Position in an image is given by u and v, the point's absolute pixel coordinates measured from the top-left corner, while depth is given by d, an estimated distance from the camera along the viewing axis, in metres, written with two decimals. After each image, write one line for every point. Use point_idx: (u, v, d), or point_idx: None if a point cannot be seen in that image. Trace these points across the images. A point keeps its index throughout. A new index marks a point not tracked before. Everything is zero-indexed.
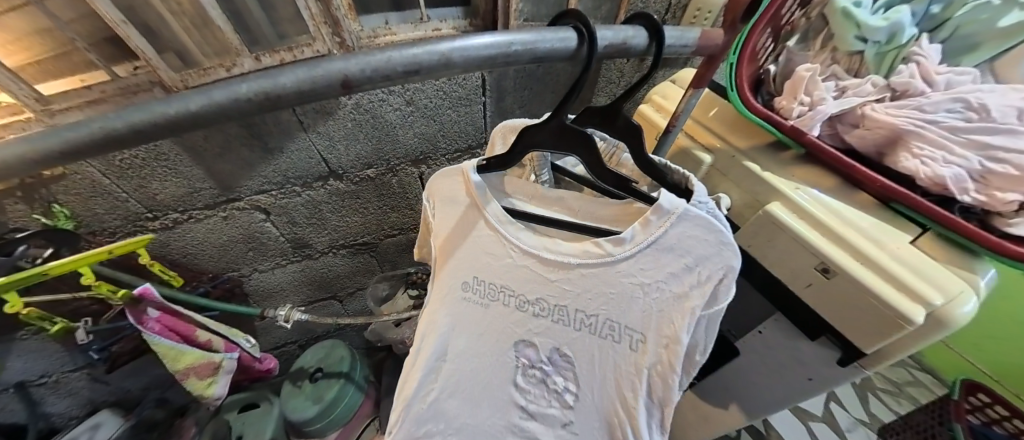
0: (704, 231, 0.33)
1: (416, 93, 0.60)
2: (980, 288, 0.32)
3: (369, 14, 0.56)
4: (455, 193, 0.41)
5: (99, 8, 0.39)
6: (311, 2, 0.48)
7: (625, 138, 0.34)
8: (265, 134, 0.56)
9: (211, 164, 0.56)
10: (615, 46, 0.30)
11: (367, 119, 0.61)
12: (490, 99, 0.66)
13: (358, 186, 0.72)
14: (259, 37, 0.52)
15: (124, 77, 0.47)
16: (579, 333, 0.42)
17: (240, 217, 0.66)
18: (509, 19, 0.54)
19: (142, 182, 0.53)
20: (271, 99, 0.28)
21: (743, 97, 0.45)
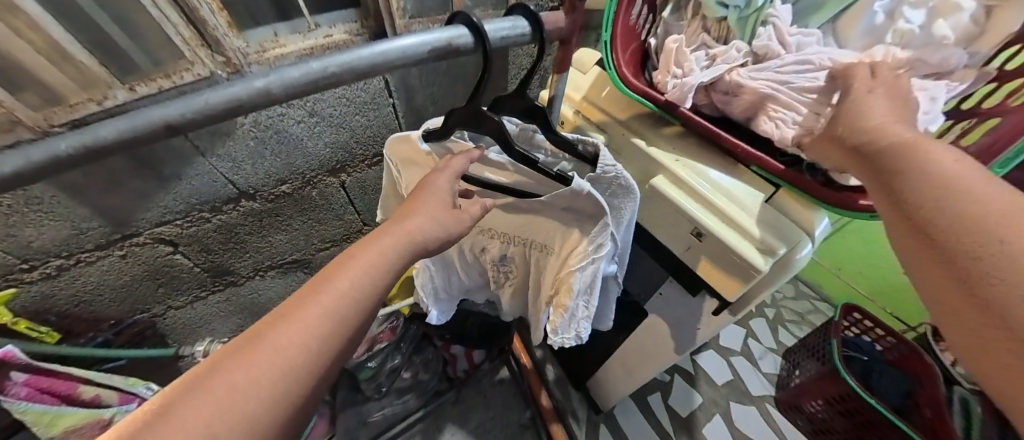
0: (622, 196, 0.39)
1: (318, 103, 0.57)
2: (813, 233, 0.38)
3: (250, 27, 0.54)
4: (409, 154, 0.44)
5: None
6: (181, 27, 0.46)
7: (494, 134, 0.35)
8: (156, 163, 0.52)
9: (98, 200, 0.51)
10: (443, 47, 0.34)
11: (270, 135, 0.57)
12: (399, 100, 0.65)
13: (275, 204, 0.69)
14: (131, 66, 0.48)
15: None
16: (516, 248, 0.52)
17: (143, 252, 0.61)
18: (393, 19, 0.51)
19: (12, 232, 0.48)
20: (90, 152, 0.30)
21: (621, 74, 0.46)
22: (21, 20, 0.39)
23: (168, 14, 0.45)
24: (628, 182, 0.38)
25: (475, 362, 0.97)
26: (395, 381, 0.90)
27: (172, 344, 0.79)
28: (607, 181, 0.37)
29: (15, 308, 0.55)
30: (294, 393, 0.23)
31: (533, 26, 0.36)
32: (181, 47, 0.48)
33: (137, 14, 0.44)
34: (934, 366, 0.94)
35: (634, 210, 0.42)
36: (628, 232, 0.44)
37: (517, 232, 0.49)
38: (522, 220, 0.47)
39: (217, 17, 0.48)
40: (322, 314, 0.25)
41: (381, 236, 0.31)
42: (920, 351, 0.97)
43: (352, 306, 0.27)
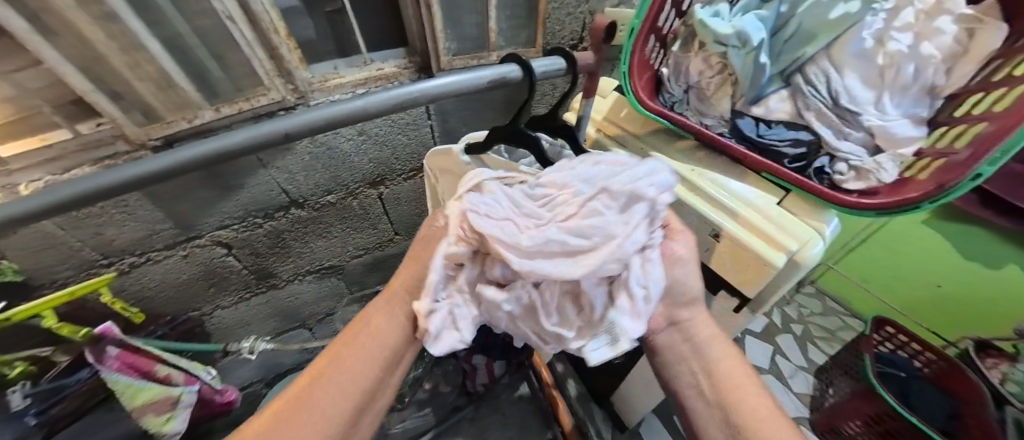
0: None
1: (367, 124, 0.66)
2: (827, 232, 0.41)
3: (314, 62, 0.64)
4: (449, 166, 0.51)
5: (72, 81, 0.44)
6: (265, 60, 0.56)
7: (527, 145, 0.42)
8: (224, 174, 0.59)
9: (172, 204, 0.58)
10: (495, 78, 0.42)
11: (323, 150, 0.65)
12: (436, 122, 0.73)
13: (320, 213, 0.76)
14: (218, 91, 0.57)
15: (87, 134, 0.52)
16: None
17: (201, 253, 0.67)
18: (439, 58, 0.60)
19: (99, 229, 0.55)
20: (225, 153, 0.40)
21: (639, 98, 0.52)
22: (140, 55, 0.47)
23: (256, 51, 0.54)
24: None
25: (496, 374, 0.98)
26: (416, 392, 0.94)
27: (216, 343, 0.84)
28: None
29: (91, 300, 0.61)
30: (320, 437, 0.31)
31: (568, 61, 0.43)
32: (262, 76, 0.57)
33: (227, 50, 0.53)
34: (981, 386, 0.88)
35: None
36: None
37: None
38: None
39: (289, 52, 0.57)
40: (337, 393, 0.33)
41: (372, 317, 0.37)
42: (958, 364, 0.93)
43: (356, 369, 0.35)
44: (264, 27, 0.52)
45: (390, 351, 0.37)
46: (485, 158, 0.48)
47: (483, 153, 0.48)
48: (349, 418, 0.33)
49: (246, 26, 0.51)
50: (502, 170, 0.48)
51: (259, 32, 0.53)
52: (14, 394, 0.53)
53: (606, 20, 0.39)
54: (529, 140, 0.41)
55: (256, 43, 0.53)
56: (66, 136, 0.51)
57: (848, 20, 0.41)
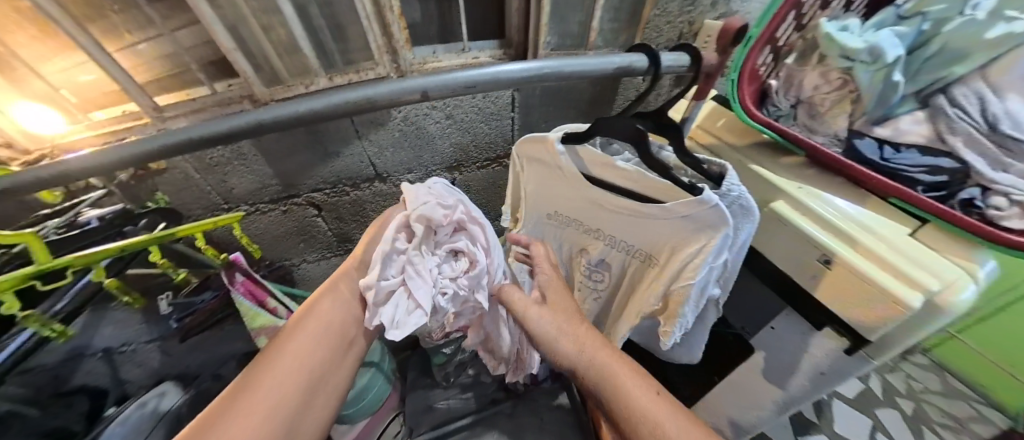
0: (743, 217, 0.41)
1: (455, 108, 0.70)
2: (980, 276, 0.35)
3: (417, 45, 0.70)
4: (539, 155, 0.53)
5: (219, 38, 0.55)
6: (378, 36, 0.64)
7: (630, 138, 0.42)
8: (327, 141, 0.66)
9: (281, 163, 0.66)
10: (623, 67, 0.51)
11: (412, 129, 0.71)
12: (518, 114, 0.75)
13: (399, 188, 0.81)
14: (333, 62, 0.66)
15: (220, 91, 0.65)
16: (620, 252, 0.56)
17: (297, 211, 0.75)
18: (538, 49, 0.66)
19: (224, 178, 0.64)
20: (368, 102, 0.50)
21: (746, 108, 0.51)
22: (278, 19, 0.56)
23: (372, 25, 0.62)
24: (748, 203, 0.40)
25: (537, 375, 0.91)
26: (460, 374, 0.94)
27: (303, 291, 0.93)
28: (729, 199, 0.40)
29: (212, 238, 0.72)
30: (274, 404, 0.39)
31: (692, 61, 0.50)
32: (374, 51, 0.65)
33: (349, 27, 0.61)
34: None
35: (751, 230, 0.43)
36: (744, 252, 0.45)
37: (626, 237, 0.53)
38: (627, 227, 0.51)
39: (398, 32, 0.64)
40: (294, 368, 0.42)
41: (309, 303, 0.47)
42: None
43: (314, 347, 0.44)
44: (382, 6, 0.59)
45: (341, 329, 0.47)
46: (582, 152, 0.50)
47: (580, 147, 0.49)
48: (304, 395, 0.41)
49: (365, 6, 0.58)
50: (596, 164, 0.49)
51: (379, 9, 0.60)
52: (162, 301, 0.60)
53: (739, 22, 0.46)
54: (634, 133, 0.42)
55: (374, 23, 0.61)
56: (206, 92, 0.66)
57: (1010, 40, 0.38)
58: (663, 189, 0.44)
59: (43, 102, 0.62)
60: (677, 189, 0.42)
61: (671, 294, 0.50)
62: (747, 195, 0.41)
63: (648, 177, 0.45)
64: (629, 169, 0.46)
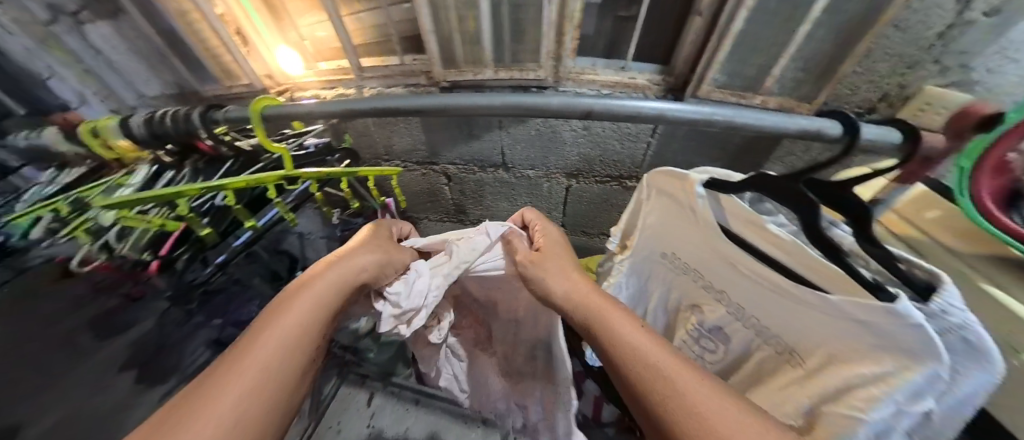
0: (968, 362, 0.24)
1: (594, 123, 0.72)
2: None
3: (582, 56, 0.75)
4: (672, 189, 0.50)
5: (423, 19, 0.67)
6: (551, 43, 0.68)
7: (802, 209, 0.36)
8: (473, 124, 0.78)
9: (435, 134, 0.81)
10: (810, 131, 0.45)
11: (546, 132, 0.76)
12: (656, 141, 0.73)
13: (518, 180, 0.87)
14: (502, 57, 0.72)
15: (406, 63, 0.75)
16: (748, 330, 0.45)
17: (433, 176, 0.91)
18: (701, 84, 0.64)
19: (392, 136, 0.83)
20: (535, 109, 0.55)
21: (985, 212, 0.32)
22: (472, 13, 0.65)
23: (550, 32, 0.67)
24: (983, 341, 0.24)
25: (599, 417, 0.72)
26: None
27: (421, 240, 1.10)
28: (932, 317, 0.25)
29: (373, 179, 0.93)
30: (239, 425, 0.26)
31: (908, 138, 0.39)
32: (542, 56, 0.70)
33: (530, 30, 0.67)
34: None
35: (985, 386, 0.24)
36: (966, 418, 0.26)
37: (763, 316, 0.42)
38: (771, 300, 0.40)
39: (570, 41, 0.67)
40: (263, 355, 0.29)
41: (305, 282, 0.35)
42: None
43: (285, 356, 0.30)
44: (566, 15, 0.63)
45: (327, 309, 0.34)
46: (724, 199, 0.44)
47: (722, 194, 0.44)
48: (281, 382, 0.29)
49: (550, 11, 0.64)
50: (737, 217, 0.42)
51: (562, 17, 0.64)
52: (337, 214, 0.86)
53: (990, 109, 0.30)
54: (805, 203, 0.35)
55: (552, 30, 0.66)
56: (394, 62, 0.76)
57: None
58: (839, 278, 0.32)
59: (295, 48, 0.83)
60: (852, 280, 0.31)
61: (815, 417, 0.33)
62: (982, 325, 0.24)
63: (805, 254, 0.34)
64: (779, 235, 0.37)
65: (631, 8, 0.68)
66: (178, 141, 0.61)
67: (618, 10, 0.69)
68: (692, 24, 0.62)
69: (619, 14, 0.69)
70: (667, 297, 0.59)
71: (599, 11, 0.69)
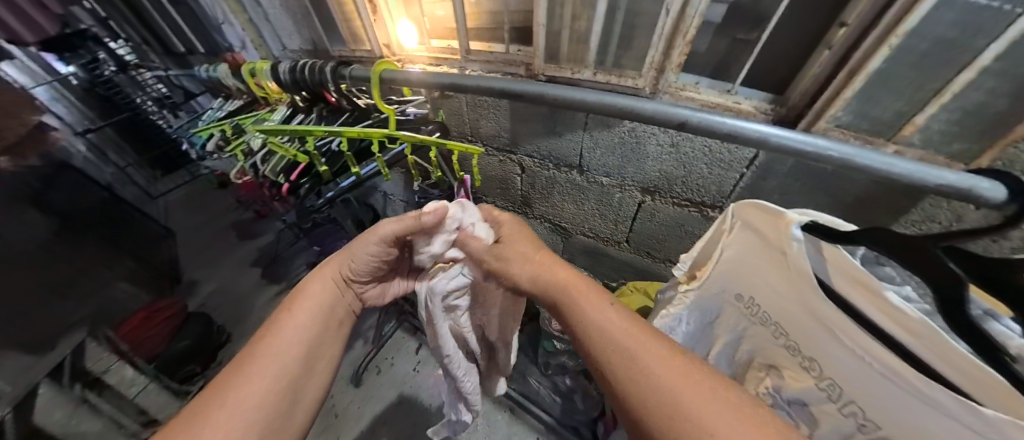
0: None
1: (685, 141, 0.69)
2: None
3: (687, 72, 0.69)
4: (757, 224, 0.42)
5: (539, 12, 0.70)
6: (658, 53, 0.65)
7: (938, 281, 0.27)
8: (559, 121, 0.79)
9: (520, 124, 0.85)
10: (956, 187, 0.38)
11: (631, 141, 0.74)
12: (751, 173, 0.66)
13: (588, 185, 0.86)
14: (604, 60, 0.71)
15: (511, 52, 0.79)
16: (846, 416, 0.38)
17: (509, 164, 0.95)
18: (818, 121, 0.54)
19: (481, 119, 0.90)
20: (630, 111, 0.54)
21: None
22: (586, 13, 0.67)
23: (659, 43, 0.64)
24: None
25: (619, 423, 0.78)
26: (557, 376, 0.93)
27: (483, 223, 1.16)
28: None
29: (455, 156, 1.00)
30: (259, 409, 0.41)
31: None
32: (645, 65, 0.67)
33: (642, 36, 0.66)
34: None
35: None
36: None
37: (872, 406, 0.35)
38: (890, 392, 0.33)
39: (678, 54, 0.63)
40: (271, 352, 0.44)
41: (303, 290, 0.51)
42: None
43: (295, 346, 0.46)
44: (680, 29, 0.60)
45: (322, 311, 0.50)
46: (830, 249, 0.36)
47: (828, 243, 0.35)
48: (291, 365, 0.45)
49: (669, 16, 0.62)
50: (850, 278, 0.34)
51: (677, 28, 0.61)
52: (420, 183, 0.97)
53: None
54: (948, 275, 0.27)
55: (662, 40, 0.63)
56: (501, 49, 0.80)
57: None
58: (1003, 395, 0.26)
59: (412, 20, 0.90)
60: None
61: None
62: None
63: (954, 348, 0.28)
64: (917, 316, 0.29)
65: (754, 32, 0.60)
66: (310, 89, 0.69)
67: (737, 32, 0.61)
68: (819, 55, 0.55)
69: (738, 37, 0.62)
70: (737, 348, 0.51)
71: (714, 29, 0.63)
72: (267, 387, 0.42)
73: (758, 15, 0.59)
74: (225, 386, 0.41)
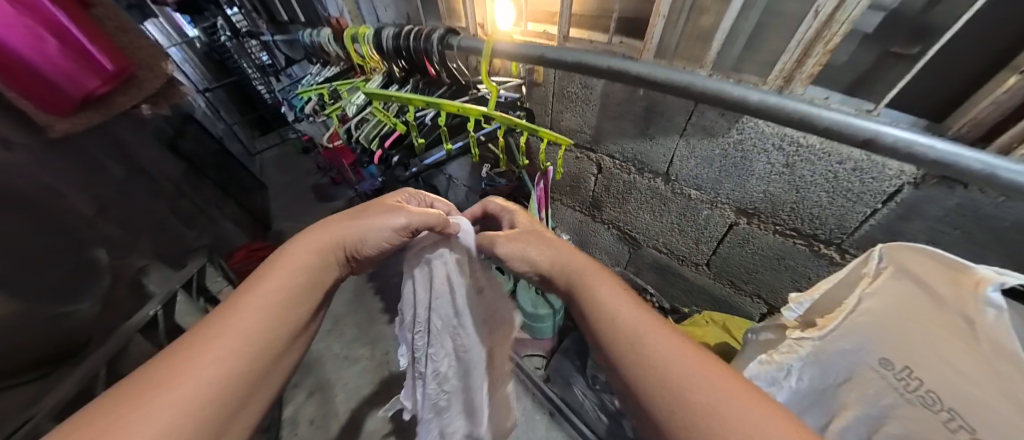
0: None
1: (804, 161, 0.59)
2: None
3: (816, 83, 0.56)
4: (915, 266, 0.36)
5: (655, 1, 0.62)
6: (790, 59, 0.54)
7: None
8: (653, 121, 0.73)
9: (607, 120, 0.80)
10: None
11: (736, 154, 0.66)
12: (887, 210, 0.55)
13: (671, 196, 0.80)
14: (720, 61, 0.62)
15: (612, 43, 0.73)
16: None
17: (587, 162, 0.91)
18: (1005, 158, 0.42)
19: (565, 110, 0.86)
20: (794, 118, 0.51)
21: None
22: (709, 6, 0.59)
23: (796, 45, 0.53)
24: None
25: None
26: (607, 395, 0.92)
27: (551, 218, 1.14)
28: None
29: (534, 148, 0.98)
30: (245, 363, 0.34)
31: None
32: (771, 72, 0.57)
33: (774, 38, 0.56)
34: None
35: None
36: None
37: None
38: None
39: (811, 65, 0.52)
40: (261, 300, 0.38)
41: (285, 250, 0.44)
42: None
43: (282, 300, 0.40)
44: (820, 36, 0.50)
45: (318, 264, 0.45)
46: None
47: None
48: (283, 317, 0.39)
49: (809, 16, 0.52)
50: None
51: (822, 29, 0.50)
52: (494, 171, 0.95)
53: None
54: None
55: (796, 45, 0.53)
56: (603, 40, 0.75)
57: None
58: None
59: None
60: None
61: None
62: None
63: None
64: None
65: (917, 47, 0.48)
66: (412, 58, 0.68)
67: (893, 44, 0.51)
68: (1003, 79, 0.42)
69: (891, 51, 0.51)
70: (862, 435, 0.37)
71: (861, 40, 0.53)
72: (257, 333, 0.36)
73: (929, 25, 0.47)
74: (193, 341, 0.33)
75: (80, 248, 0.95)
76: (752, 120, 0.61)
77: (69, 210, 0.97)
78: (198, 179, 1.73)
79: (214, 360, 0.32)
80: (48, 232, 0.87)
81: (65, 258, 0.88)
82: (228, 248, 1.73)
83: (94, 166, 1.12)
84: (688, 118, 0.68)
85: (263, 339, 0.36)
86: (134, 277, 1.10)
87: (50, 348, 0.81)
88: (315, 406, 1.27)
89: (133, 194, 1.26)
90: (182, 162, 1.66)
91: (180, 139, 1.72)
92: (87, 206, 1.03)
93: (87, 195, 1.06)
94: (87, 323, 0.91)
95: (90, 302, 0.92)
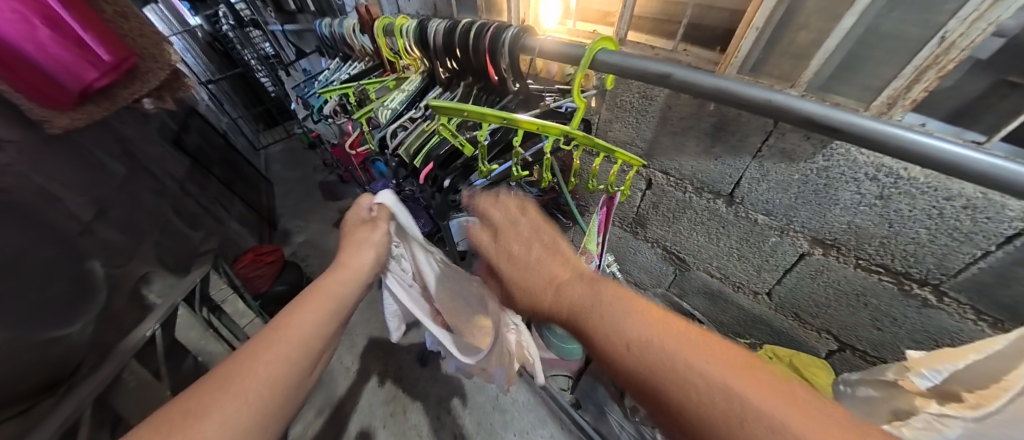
0: None
1: (903, 196, 0.51)
2: None
3: (915, 110, 0.47)
4: None
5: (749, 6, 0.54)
6: (898, 88, 0.46)
7: None
8: (721, 141, 0.65)
9: (665, 136, 0.73)
10: None
11: (818, 182, 0.58)
12: (1003, 253, 0.47)
13: (733, 220, 0.74)
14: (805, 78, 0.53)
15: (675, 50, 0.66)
16: None
17: (636, 177, 0.85)
18: None
19: (615, 121, 0.79)
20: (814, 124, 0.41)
21: None
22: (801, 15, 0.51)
23: (910, 71, 0.44)
24: None
25: None
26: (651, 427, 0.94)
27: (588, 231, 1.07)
28: None
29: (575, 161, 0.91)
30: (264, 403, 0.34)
31: None
32: (877, 98, 0.48)
33: (878, 55, 0.47)
34: None
35: None
36: None
37: None
38: None
39: (919, 90, 0.45)
40: (284, 339, 0.39)
41: (308, 296, 0.46)
42: None
43: (300, 340, 0.40)
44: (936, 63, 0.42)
45: (335, 304, 0.47)
46: None
47: None
48: (300, 355, 0.39)
49: (918, 32, 0.43)
50: None
51: (945, 55, 0.41)
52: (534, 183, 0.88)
53: None
54: None
55: (908, 70, 0.44)
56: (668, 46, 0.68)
57: None
58: None
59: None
60: None
61: None
62: None
63: None
64: None
65: None
66: (467, 58, 0.60)
67: (1007, 72, 0.40)
68: None
69: (1006, 80, 0.40)
70: None
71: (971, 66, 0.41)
72: (280, 373, 0.36)
73: None
74: (221, 383, 0.33)
75: (72, 260, 0.87)
76: (843, 145, 0.52)
77: (60, 216, 0.89)
78: (204, 177, 1.65)
79: (236, 398, 0.32)
80: (34, 243, 0.79)
81: (53, 273, 0.81)
82: (236, 250, 1.66)
83: (93, 167, 1.03)
84: (765, 140, 0.60)
85: (284, 379, 0.36)
86: (135, 288, 1.02)
87: (41, 374, 0.73)
88: (326, 423, 1.22)
89: (137, 195, 1.18)
90: (188, 159, 1.58)
91: (184, 134, 1.63)
92: (82, 210, 0.95)
93: (88, 198, 0.99)
94: (83, 346, 0.83)
95: (81, 323, 0.83)
